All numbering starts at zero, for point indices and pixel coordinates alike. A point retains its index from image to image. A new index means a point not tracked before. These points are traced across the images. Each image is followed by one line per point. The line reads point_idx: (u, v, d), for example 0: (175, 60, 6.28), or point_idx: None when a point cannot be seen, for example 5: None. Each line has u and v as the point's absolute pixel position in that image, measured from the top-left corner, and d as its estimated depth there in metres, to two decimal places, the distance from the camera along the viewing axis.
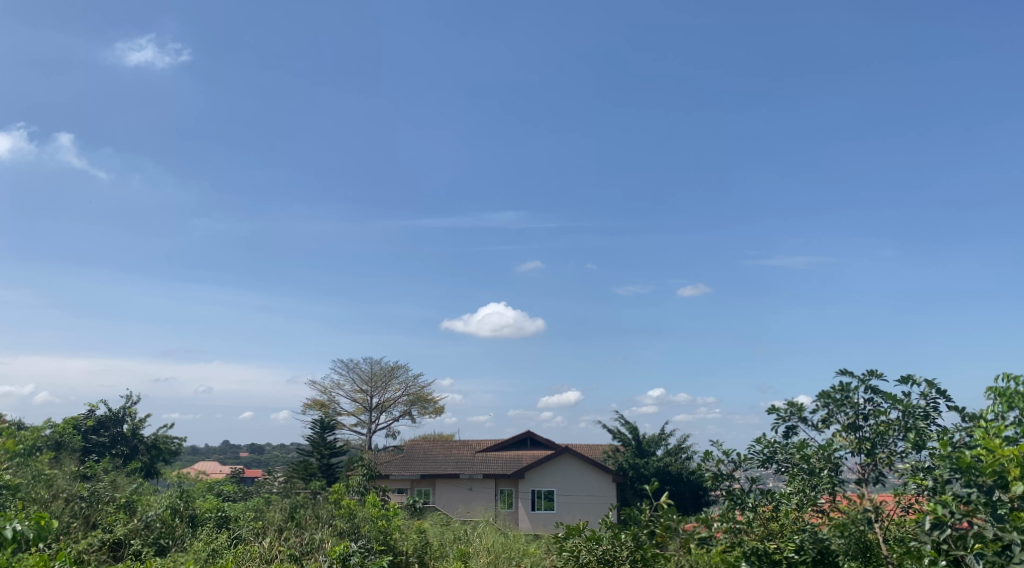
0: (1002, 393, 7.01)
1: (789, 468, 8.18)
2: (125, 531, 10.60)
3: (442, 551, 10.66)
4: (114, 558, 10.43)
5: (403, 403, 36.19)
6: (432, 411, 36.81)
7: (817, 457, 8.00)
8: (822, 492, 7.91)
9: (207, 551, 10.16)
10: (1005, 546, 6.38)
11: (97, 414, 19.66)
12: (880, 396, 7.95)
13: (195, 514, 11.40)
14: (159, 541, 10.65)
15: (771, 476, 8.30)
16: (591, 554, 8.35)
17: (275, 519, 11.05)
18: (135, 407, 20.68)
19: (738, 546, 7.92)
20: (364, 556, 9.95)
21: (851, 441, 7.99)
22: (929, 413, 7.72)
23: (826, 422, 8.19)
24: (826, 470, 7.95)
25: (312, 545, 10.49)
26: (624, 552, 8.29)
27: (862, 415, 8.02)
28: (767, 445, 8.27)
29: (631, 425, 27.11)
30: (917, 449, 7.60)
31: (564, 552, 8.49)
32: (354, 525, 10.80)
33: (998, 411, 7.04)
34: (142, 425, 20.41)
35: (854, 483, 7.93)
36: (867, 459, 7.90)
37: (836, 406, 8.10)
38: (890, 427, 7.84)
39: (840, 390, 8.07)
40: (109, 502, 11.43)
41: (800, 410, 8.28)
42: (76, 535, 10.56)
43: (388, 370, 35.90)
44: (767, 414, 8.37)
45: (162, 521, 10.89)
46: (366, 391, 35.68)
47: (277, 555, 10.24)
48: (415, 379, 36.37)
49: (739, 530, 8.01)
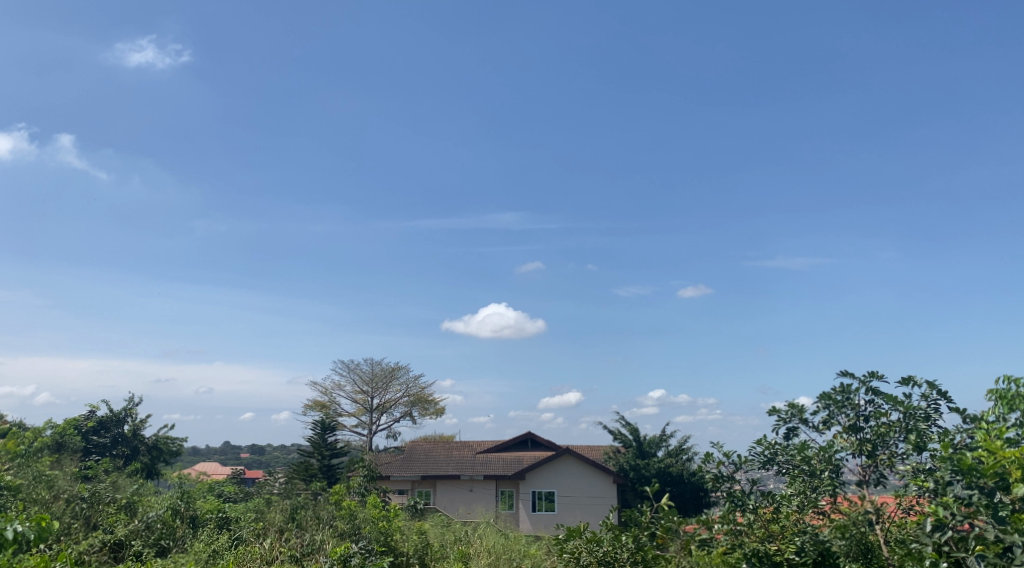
0: (1003, 395, 7.01)
1: (790, 470, 8.17)
2: (125, 532, 10.60)
3: (443, 552, 10.64)
4: (114, 558, 10.42)
5: (403, 404, 36.20)
6: (433, 413, 36.80)
7: (818, 459, 8.02)
8: (823, 493, 7.89)
9: (208, 552, 10.17)
10: (1005, 548, 6.40)
11: (98, 415, 19.67)
12: (880, 397, 7.95)
13: (195, 515, 11.41)
14: (160, 542, 10.65)
15: (772, 477, 8.27)
16: (591, 556, 8.35)
17: (276, 520, 11.05)
18: (136, 408, 20.70)
19: (738, 548, 7.92)
20: (364, 557, 9.94)
21: (852, 442, 7.99)
22: (930, 414, 7.71)
23: (826, 424, 8.19)
24: (826, 472, 7.95)
25: (312, 546, 10.47)
26: (624, 554, 8.29)
27: (863, 416, 8.02)
28: (768, 446, 8.27)
29: (631, 425, 27.14)
30: (918, 451, 7.60)
31: (564, 554, 8.49)
32: (355, 526, 10.82)
33: (999, 413, 7.04)
34: (142, 425, 20.41)
35: (854, 484, 7.93)
36: (868, 460, 7.91)
37: (837, 407, 8.09)
38: (891, 429, 7.84)
39: (840, 392, 8.07)
40: (110, 503, 11.43)
41: (800, 411, 8.27)
42: (76, 536, 10.55)
43: (389, 371, 35.91)
44: (767, 416, 8.35)
45: (162, 522, 10.90)
46: (367, 392, 35.70)
47: (278, 556, 10.23)
48: (416, 380, 36.37)
49: (739, 532, 8.01)
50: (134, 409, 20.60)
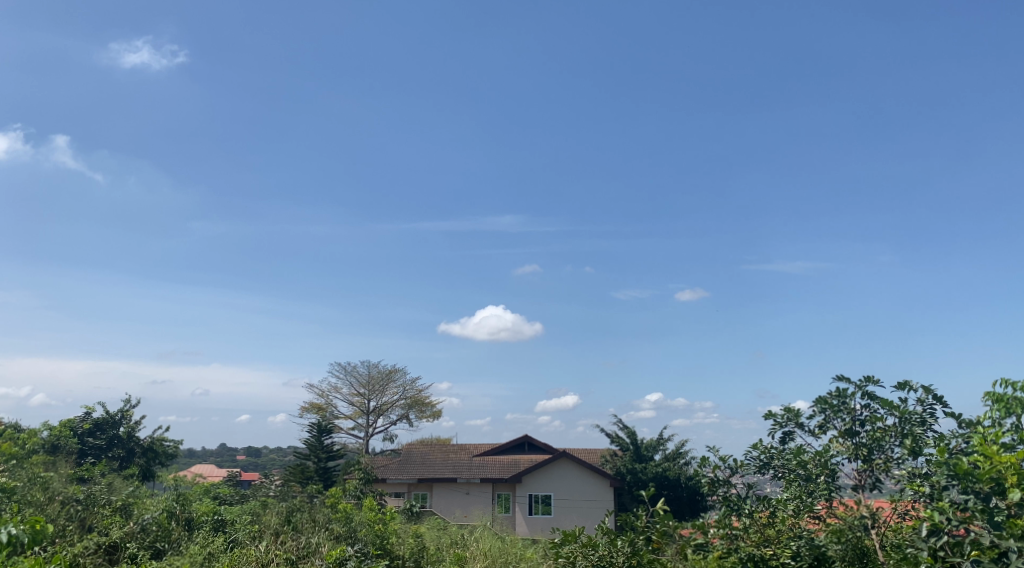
0: (999, 399, 7.01)
1: (786, 474, 8.11)
2: (120, 534, 10.54)
3: (439, 556, 10.50)
4: (109, 561, 10.34)
5: (401, 407, 36.16)
6: (430, 416, 36.79)
7: (814, 463, 7.98)
8: (818, 498, 7.86)
9: (204, 554, 10.16)
10: (1000, 553, 6.37)
11: (93, 417, 19.71)
12: (876, 401, 7.94)
13: (190, 518, 11.42)
14: (155, 544, 10.62)
15: (768, 482, 8.20)
16: (587, 560, 8.34)
17: (271, 523, 11.03)
18: (132, 410, 20.70)
19: (734, 553, 7.88)
20: (360, 559, 9.91)
21: (848, 447, 7.98)
22: (925, 419, 7.69)
23: (823, 428, 8.18)
24: (822, 477, 7.91)
25: (308, 549, 10.41)
26: (619, 557, 8.26)
27: (858, 420, 8.01)
28: (763, 451, 8.24)
29: (630, 429, 27.24)
30: (914, 455, 7.60)
31: (561, 558, 8.48)
32: (351, 530, 10.83)
33: (995, 418, 7.04)
34: (138, 427, 20.37)
35: (850, 489, 7.92)
36: (863, 464, 7.91)
37: (832, 412, 8.09)
38: (887, 433, 7.84)
39: (836, 396, 8.07)
40: (105, 504, 11.44)
41: (796, 415, 8.27)
42: (71, 538, 10.52)
43: (387, 374, 35.88)
44: (764, 420, 8.32)
45: (157, 524, 10.90)
46: (364, 394, 35.67)
47: (274, 560, 10.14)
48: (413, 382, 36.35)
49: (734, 537, 7.96)
50: (129, 410, 20.57)
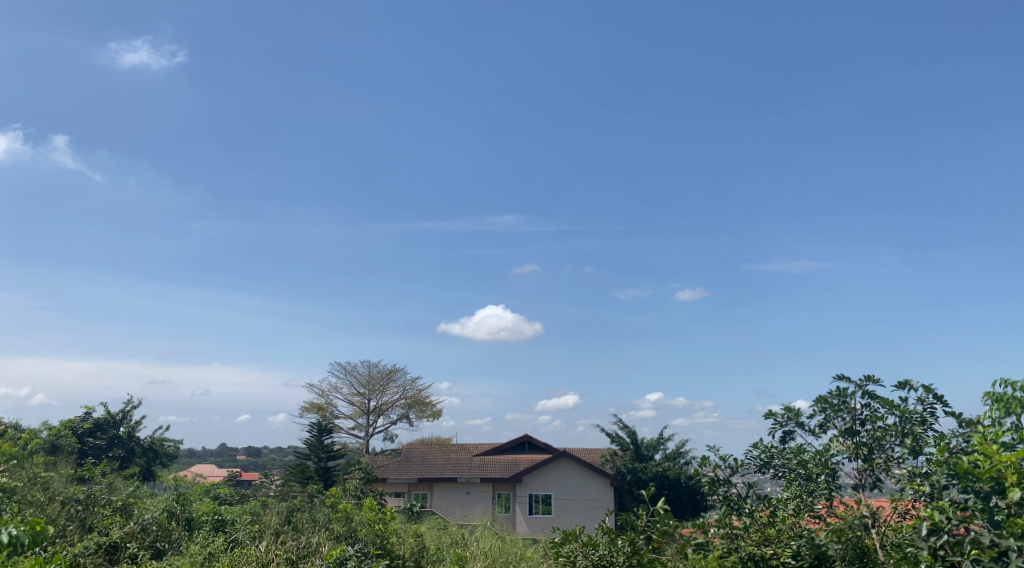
0: (999, 399, 7.01)
1: (786, 473, 8.11)
2: (120, 534, 10.54)
3: (439, 556, 10.50)
4: (109, 561, 10.34)
5: (401, 407, 36.17)
6: (430, 416, 36.79)
7: (815, 463, 7.97)
8: (819, 497, 7.85)
9: (204, 554, 10.17)
10: (1000, 552, 6.37)
11: (94, 417, 19.67)
12: (876, 401, 7.94)
13: (190, 518, 11.43)
14: (155, 544, 10.62)
15: (768, 481, 8.19)
16: (587, 559, 8.35)
17: (271, 523, 11.02)
18: (132, 410, 20.68)
19: (734, 552, 7.90)
20: (360, 559, 9.91)
21: (848, 446, 7.98)
22: (925, 419, 7.70)
23: (823, 428, 8.18)
24: (822, 476, 7.91)
25: (308, 549, 10.38)
26: (619, 557, 8.27)
27: (859, 419, 8.01)
28: (764, 450, 8.23)
29: (630, 429, 27.26)
30: (914, 455, 7.61)
31: (561, 558, 8.48)
32: (351, 530, 10.82)
33: (995, 417, 7.04)
34: (138, 427, 20.36)
35: (851, 488, 7.91)
36: (863, 464, 7.91)
37: (833, 411, 8.09)
38: (887, 433, 7.84)
39: (836, 396, 8.07)
40: (105, 504, 11.45)
41: (796, 415, 8.26)
42: (72, 538, 10.52)
43: (387, 373, 35.88)
44: (765, 420, 8.32)
45: (158, 524, 10.91)
46: (364, 394, 35.65)
47: (274, 559, 10.15)
48: (413, 383, 36.35)
49: (734, 536, 7.97)
50: (130, 410, 20.57)
